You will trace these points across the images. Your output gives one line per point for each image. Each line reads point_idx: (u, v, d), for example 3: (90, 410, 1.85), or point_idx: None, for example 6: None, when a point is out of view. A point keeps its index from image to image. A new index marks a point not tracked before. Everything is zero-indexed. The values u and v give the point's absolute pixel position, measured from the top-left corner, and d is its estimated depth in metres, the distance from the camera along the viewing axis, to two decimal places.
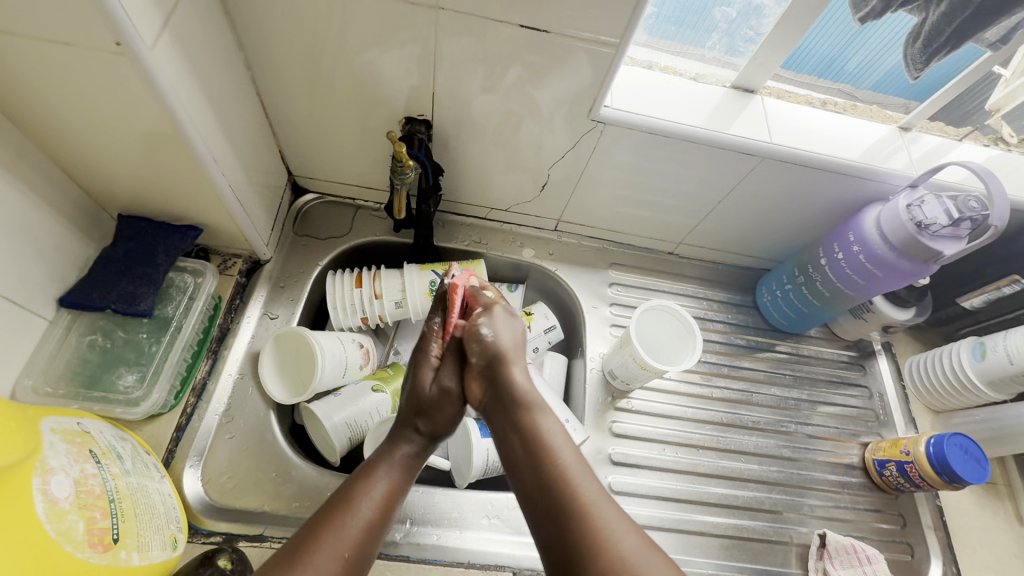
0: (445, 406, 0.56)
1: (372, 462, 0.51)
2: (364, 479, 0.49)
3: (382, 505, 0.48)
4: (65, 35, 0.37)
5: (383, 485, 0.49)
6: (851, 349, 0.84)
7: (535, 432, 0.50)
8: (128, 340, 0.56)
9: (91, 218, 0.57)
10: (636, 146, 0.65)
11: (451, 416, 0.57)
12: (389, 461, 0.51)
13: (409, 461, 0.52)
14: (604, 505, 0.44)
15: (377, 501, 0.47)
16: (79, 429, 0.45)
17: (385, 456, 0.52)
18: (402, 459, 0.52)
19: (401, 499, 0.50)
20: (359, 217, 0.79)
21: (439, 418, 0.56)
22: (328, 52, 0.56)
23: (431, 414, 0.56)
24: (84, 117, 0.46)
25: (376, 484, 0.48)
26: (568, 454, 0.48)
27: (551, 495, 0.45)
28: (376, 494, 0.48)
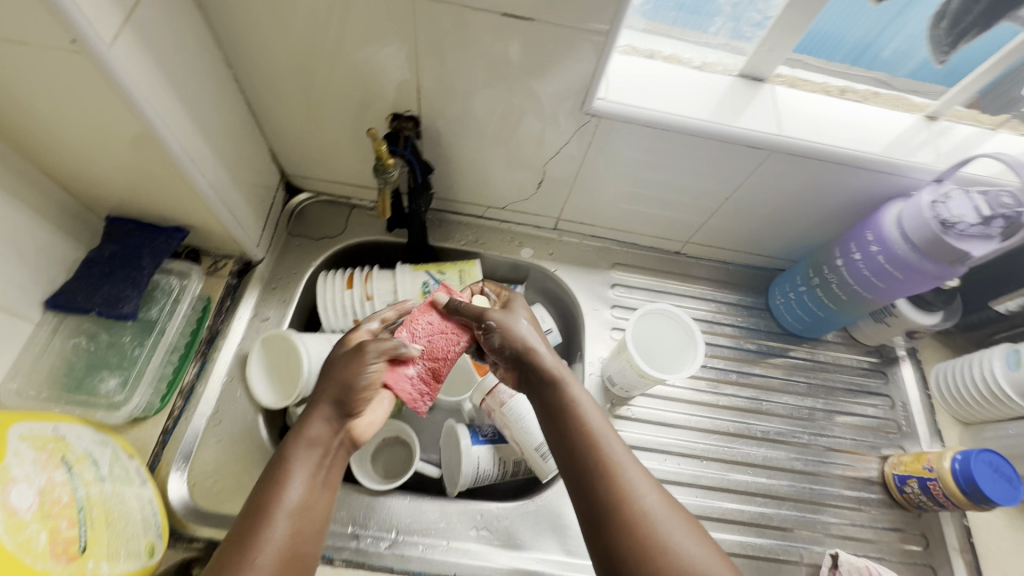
0: (346, 368, 0.50)
1: (280, 458, 0.46)
2: (271, 484, 0.44)
3: (297, 509, 0.44)
4: (20, 35, 0.37)
5: (296, 484, 0.44)
6: (872, 355, 0.79)
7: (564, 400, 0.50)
8: (111, 343, 0.56)
9: (77, 220, 0.57)
10: (635, 141, 0.61)
11: (358, 378, 0.50)
12: (293, 452, 0.46)
13: (311, 442, 0.47)
14: (646, 485, 0.45)
15: (290, 505, 0.44)
16: (53, 434, 0.44)
17: (290, 450, 0.46)
18: (303, 442, 0.47)
19: (320, 492, 0.46)
20: (354, 217, 0.77)
21: (337, 386, 0.50)
22: (308, 47, 0.54)
23: (333, 379, 0.50)
24: (51, 117, 0.45)
25: (286, 485, 0.44)
26: (608, 434, 0.48)
27: (586, 471, 0.46)
28: (287, 498, 0.44)
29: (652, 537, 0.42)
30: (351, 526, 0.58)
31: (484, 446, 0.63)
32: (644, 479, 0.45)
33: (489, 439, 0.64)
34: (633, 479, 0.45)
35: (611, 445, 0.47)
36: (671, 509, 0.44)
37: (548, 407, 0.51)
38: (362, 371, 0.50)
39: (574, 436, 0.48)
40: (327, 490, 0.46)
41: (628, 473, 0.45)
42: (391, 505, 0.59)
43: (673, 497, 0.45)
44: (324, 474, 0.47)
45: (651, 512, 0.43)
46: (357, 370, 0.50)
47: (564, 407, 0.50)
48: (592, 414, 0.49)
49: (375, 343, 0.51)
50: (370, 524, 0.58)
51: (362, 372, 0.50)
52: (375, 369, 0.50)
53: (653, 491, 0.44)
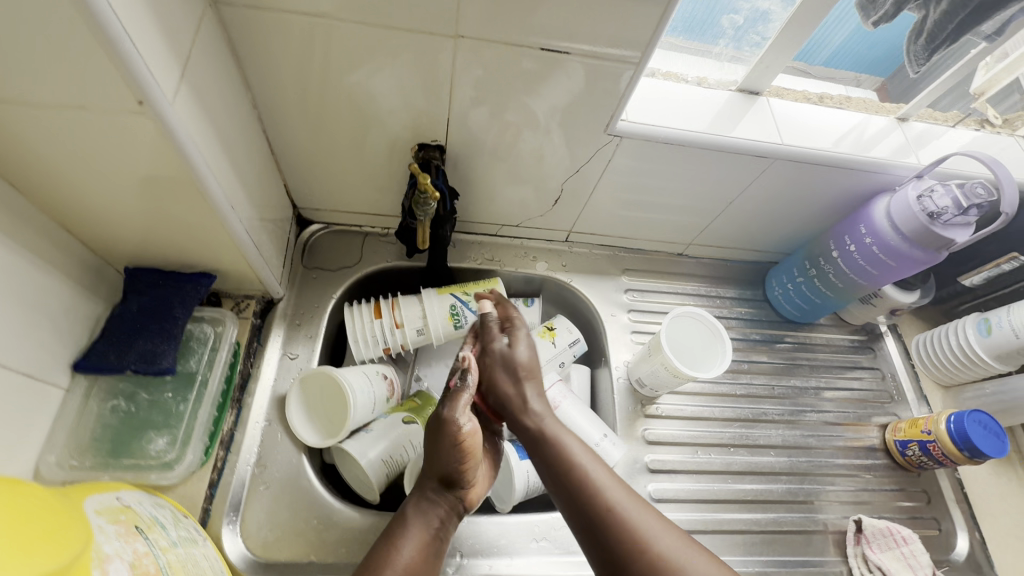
0: (443, 448, 0.52)
1: (398, 522, 0.52)
2: (388, 542, 0.50)
3: (407, 571, 0.48)
4: (81, 98, 0.36)
5: (408, 547, 0.49)
6: (860, 333, 0.86)
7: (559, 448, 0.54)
8: (152, 402, 0.55)
9: (98, 275, 0.55)
10: (649, 156, 0.65)
11: (456, 440, 0.51)
12: (410, 518, 0.52)
13: (423, 512, 0.53)
14: (656, 526, 0.48)
15: (405, 561, 0.48)
16: (120, 505, 0.43)
17: (407, 515, 0.52)
18: (417, 512, 0.53)
19: (431, 556, 0.51)
20: (368, 244, 0.77)
21: (438, 457, 0.53)
22: (340, 84, 0.55)
23: (433, 453, 0.53)
24: (86, 173, 0.43)
25: (401, 546, 0.50)
26: (610, 482, 0.51)
27: (602, 525, 0.49)
28: (400, 556, 0.49)
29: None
30: None
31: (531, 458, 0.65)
32: (652, 519, 0.49)
33: None
34: (643, 521, 0.48)
35: (619, 496, 0.50)
36: (684, 546, 0.47)
37: (555, 469, 0.54)
38: (455, 423, 0.52)
39: (583, 494, 0.51)
40: (435, 556, 0.51)
41: (638, 519, 0.48)
42: (451, 529, 0.60)
43: (683, 533, 0.49)
44: (433, 540, 0.52)
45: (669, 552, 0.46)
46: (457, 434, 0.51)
47: (572, 469, 0.53)
48: (597, 470, 0.52)
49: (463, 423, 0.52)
50: None
51: (454, 438, 0.51)
52: (468, 426, 0.52)
53: (666, 530, 0.48)
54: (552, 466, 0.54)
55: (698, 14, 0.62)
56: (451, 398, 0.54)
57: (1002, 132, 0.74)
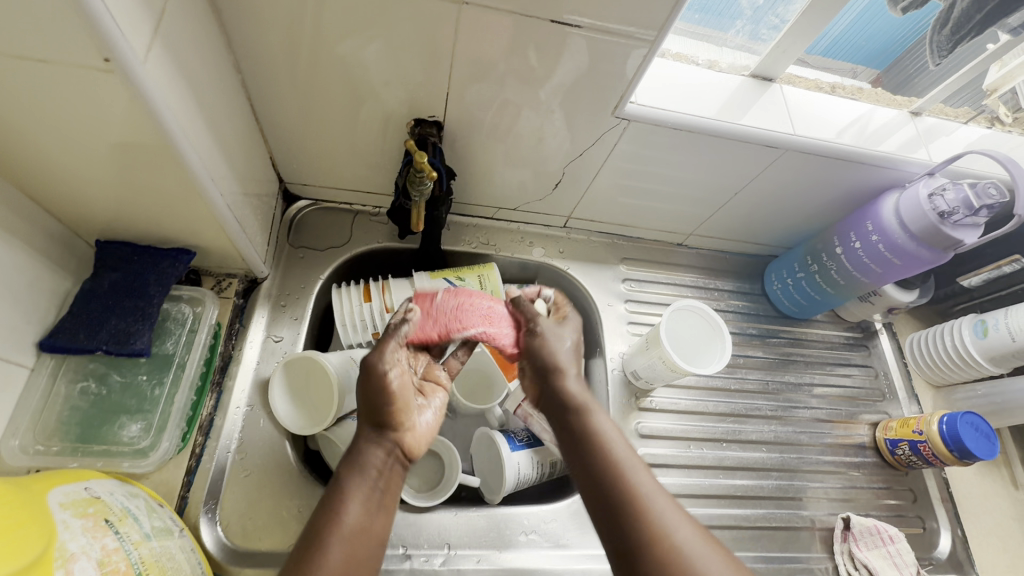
0: (369, 393, 0.50)
1: (335, 487, 0.46)
2: (326, 511, 0.44)
3: (353, 532, 0.43)
4: (40, 52, 0.32)
5: (351, 508, 0.44)
6: (855, 330, 0.86)
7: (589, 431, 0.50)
8: (126, 384, 0.52)
9: (66, 248, 0.51)
10: (657, 142, 0.62)
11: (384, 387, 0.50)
12: (345, 479, 0.46)
13: (361, 467, 0.47)
14: (673, 513, 0.43)
15: (347, 529, 0.43)
16: (89, 496, 0.40)
17: (340, 473, 0.47)
18: (356, 469, 0.47)
19: (379, 512, 0.46)
20: (358, 223, 0.74)
21: (372, 406, 0.49)
22: (332, 53, 0.51)
23: (366, 402, 0.50)
24: (48, 137, 0.40)
25: (342, 509, 0.44)
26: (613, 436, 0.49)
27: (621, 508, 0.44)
28: (344, 523, 0.43)
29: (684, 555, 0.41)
30: (402, 546, 0.57)
31: (523, 450, 0.63)
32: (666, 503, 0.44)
33: (526, 443, 0.64)
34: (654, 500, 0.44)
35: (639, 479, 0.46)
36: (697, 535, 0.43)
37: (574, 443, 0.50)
38: (382, 371, 0.50)
39: (604, 467, 0.47)
40: (385, 510, 0.46)
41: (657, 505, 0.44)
42: (439, 520, 0.59)
43: (699, 521, 0.44)
44: (378, 493, 0.46)
45: (684, 545, 0.41)
46: (376, 372, 0.50)
47: (597, 443, 0.49)
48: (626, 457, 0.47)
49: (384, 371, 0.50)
50: (422, 542, 0.58)
51: (381, 383, 0.49)
52: (394, 375, 0.51)
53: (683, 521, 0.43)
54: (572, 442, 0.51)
55: None
56: (378, 347, 0.51)
57: (1013, 132, 0.71)
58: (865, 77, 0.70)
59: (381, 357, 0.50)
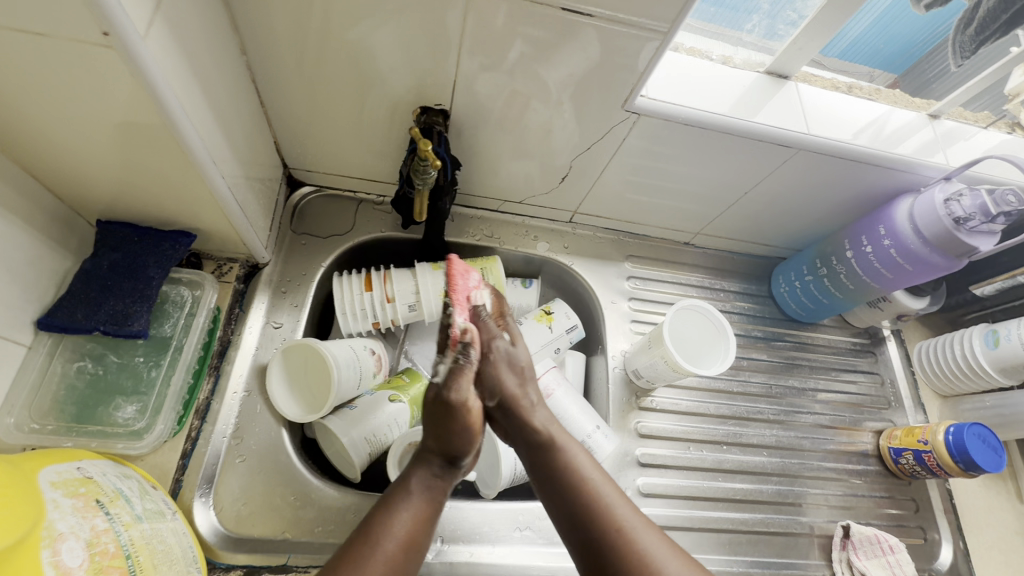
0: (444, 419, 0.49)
1: (398, 486, 0.49)
2: (385, 512, 0.46)
3: (408, 540, 0.45)
4: (37, 24, 0.32)
5: (406, 515, 0.46)
6: (862, 336, 0.84)
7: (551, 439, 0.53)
8: (122, 366, 0.52)
9: (66, 227, 0.51)
10: (668, 138, 0.61)
11: (466, 418, 0.50)
12: (410, 488, 0.49)
13: (427, 484, 0.49)
14: (638, 524, 0.46)
15: (402, 536, 0.45)
16: (81, 476, 0.40)
17: (406, 477, 0.50)
18: (420, 482, 0.49)
19: (431, 526, 0.48)
20: (361, 212, 0.73)
21: (447, 434, 0.50)
22: (338, 37, 0.50)
23: (437, 427, 0.50)
24: (46, 113, 0.39)
25: (399, 515, 0.46)
26: (577, 450, 0.52)
27: (588, 525, 0.47)
28: (399, 529, 0.46)
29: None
30: None
31: None
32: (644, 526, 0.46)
33: None
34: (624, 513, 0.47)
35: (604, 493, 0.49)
36: (664, 545, 0.46)
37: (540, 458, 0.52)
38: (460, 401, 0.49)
39: (574, 494, 0.49)
40: (438, 525, 0.49)
41: (635, 531, 0.46)
42: None
43: (666, 535, 0.47)
44: (435, 512, 0.49)
45: (658, 559, 0.44)
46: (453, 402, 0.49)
47: (569, 475, 0.50)
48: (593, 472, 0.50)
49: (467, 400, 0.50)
50: None
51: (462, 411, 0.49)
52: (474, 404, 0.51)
53: (649, 531, 0.46)
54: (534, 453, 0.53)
55: None
56: (453, 374, 0.50)
57: None
58: (883, 81, 0.69)
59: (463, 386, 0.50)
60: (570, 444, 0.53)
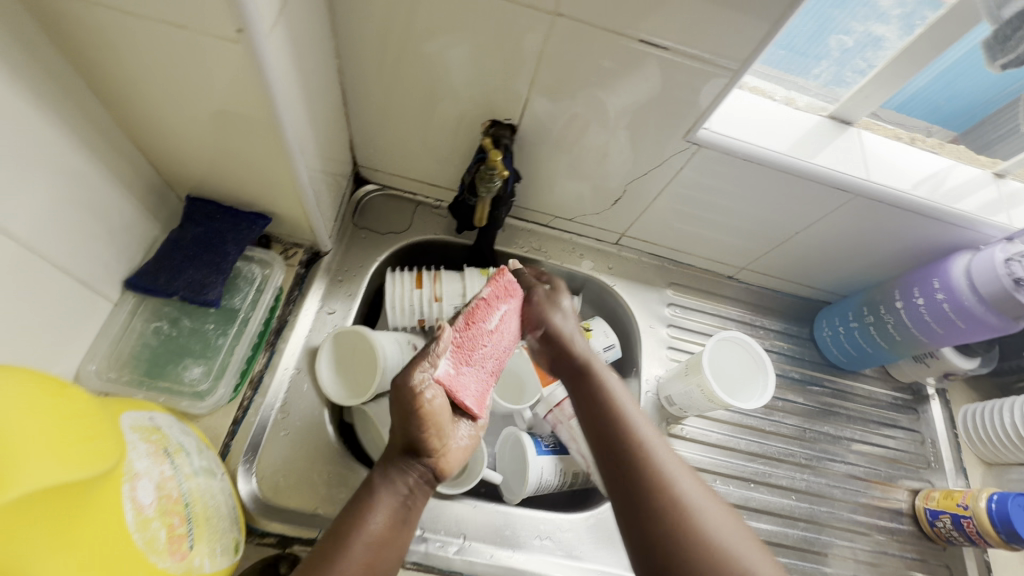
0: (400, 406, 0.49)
1: (365, 488, 0.50)
2: (352, 515, 0.47)
3: (376, 540, 0.46)
4: (183, 18, 0.36)
5: (373, 517, 0.47)
6: (904, 391, 0.82)
7: (597, 377, 0.55)
8: (193, 330, 0.56)
9: (160, 198, 0.55)
10: (725, 171, 0.62)
11: (416, 412, 0.49)
12: (376, 488, 0.49)
13: (390, 481, 0.50)
14: (679, 466, 0.46)
15: (369, 536, 0.46)
16: (153, 425, 0.43)
17: (374, 482, 0.50)
18: (386, 481, 0.50)
19: (401, 526, 0.49)
20: (418, 214, 0.77)
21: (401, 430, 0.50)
22: (425, 51, 0.54)
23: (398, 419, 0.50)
24: (169, 95, 0.44)
25: (366, 517, 0.47)
26: (623, 395, 0.54)
27: (625, 456, 0.48)
28: (366, 530, 0.46)
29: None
30: (420, 528, 0.58)
31: (548, 456, 0.64)
32: (760, 557, 0.41)
33: (552, 449, 0.65)
34: (664, 456, 0.47)
35: (644, 435, 0.49)
36: (704, 492, 0.45)
37: (586, 397, 0.54)
38: (415, 391, 0.48)
39: (614, 429, 0.50)
40: (405, 526, 0.49)
41: (660, 453, 0.47)
42: (459, 510, 0.60)
43: (705, 484, 0.46)
44: (401, 511, 0.49)
45: (688, 496, 0.44)
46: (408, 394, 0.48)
47: (608, 416, 0.51)
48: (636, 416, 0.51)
49: (423, 395, 0.48)
50: (439, 528, 0.59)
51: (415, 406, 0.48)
52: (428, 396, 0.49)
53: (687, 474, 0.46)
54: (582, 394, 0.55)
55: (807, 27, 0.58)
56: (410, 367, 0.49)
57: None
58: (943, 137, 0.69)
59: (417, 376, 0.49)
60: (618, 390, 0.54)
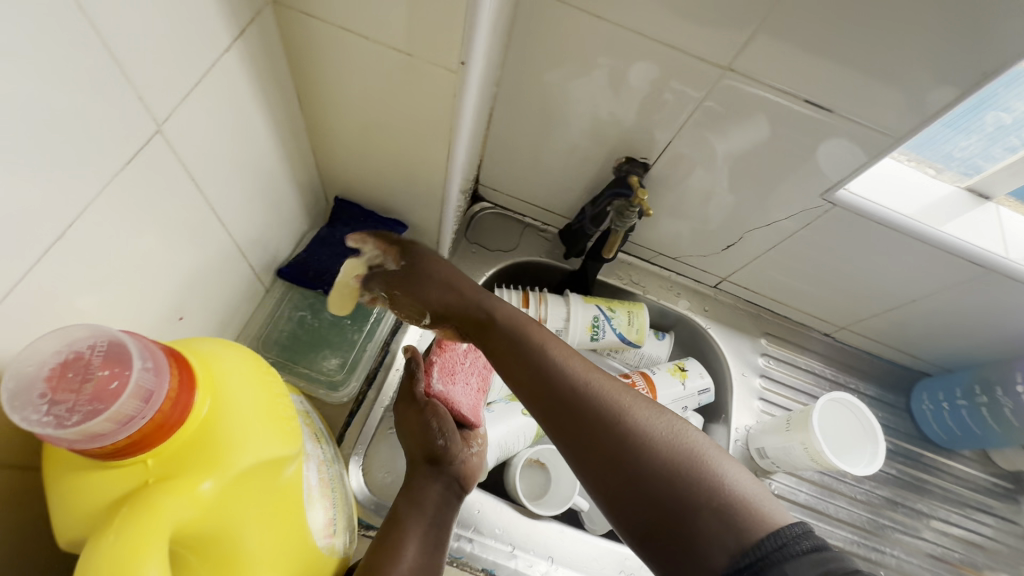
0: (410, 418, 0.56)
1: (395, 519, 0.49)
2: (388, 544, 0.47)
3: (416, 565, 0.46)
4: (413, 47, 0.40)
5: (410, 543, 0.47)
6: (1005, 478, 0.78)
7: (512, 323, 0.46)
8: (333, 323, 0.59)
9: (314, 197, 0.60)
10: (853, 232, 0.62)
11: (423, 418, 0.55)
12: (405, 516, 0.49)
13: (417, 504, 0.50)
14: (619, 396, 0.41)
15: (410, 562, 0.46)
16: (307, 412, 0.46)
17: (401, 513, 0.50)
18: (415, 506, 0.50)
19: (437, 546, 0.48)
20: (526, 235, 0.79)
21: (416, 441, 0.55)
22: (581, 88, 0.57)
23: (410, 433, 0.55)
24: (363, 110, 0.48)
25: (402, 544, 0.47)
26: (555, 345, 0.44)
27: (572, 409, 0.41)
28: (405, 556, 0.46)
29: (809, 550, 0.33)
30: (511, 544, 0.59)
31: None
32: (728, 463, 0.38)
33: None
34: (601, 389, 0.41)
35: (584, 378, 0.42)
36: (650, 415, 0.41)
37: (498, 346, 0.46)
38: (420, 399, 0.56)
39: (522, 367, 0.44)
40: (439, 547, 0.49)
41: (613, 401, 0.41)
42: (548, 532, 0.61)
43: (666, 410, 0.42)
44: (434, 532, 0.49)
45: (660, 437, 0.39)
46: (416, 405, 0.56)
47: (512, 357, 0.45)
48: (572, 364, 0.43)
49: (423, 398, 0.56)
50: (529, 547, 0.59)
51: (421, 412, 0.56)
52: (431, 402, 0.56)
53: (636, 404, 0.41)
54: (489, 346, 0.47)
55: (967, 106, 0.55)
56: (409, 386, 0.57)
57: None
58: None
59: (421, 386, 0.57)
60: (543, 336, 0.45)
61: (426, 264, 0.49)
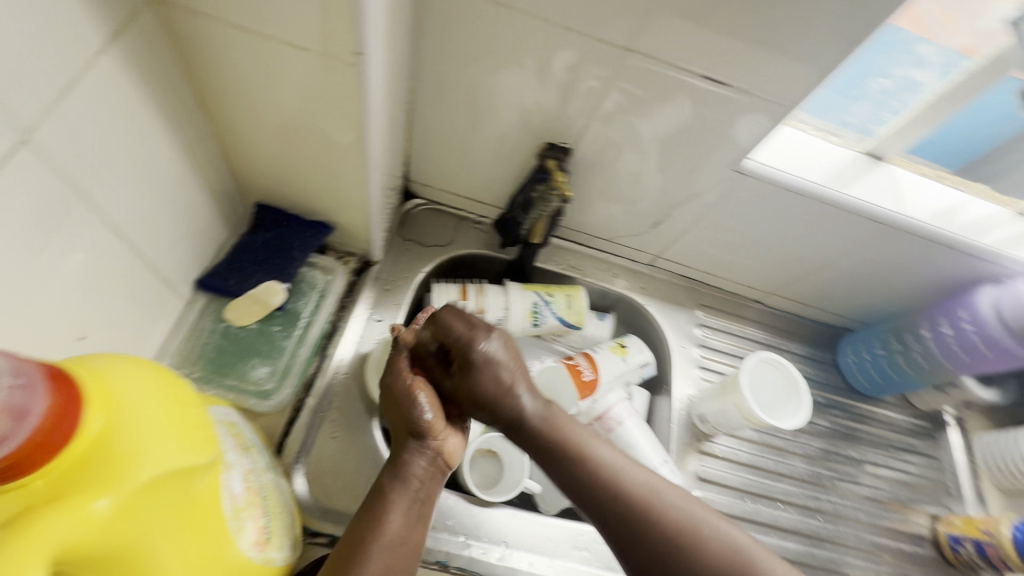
0: (392, 396, 0.51)
1: (378, 490, 0.46)
2: (365, 518, 0.44)
3: (394, 540, 0.43)
4: (304, 41, 0.39)
5: (392, 516, 0.44)
6: (923, 418, 0.85)
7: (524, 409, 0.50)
8: (260, 331, 0.58)
9: (232, 204, 0.58)
10: (764, 201, 0.66)
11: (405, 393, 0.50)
12: (386, 490, 0.46)
13: (401, 479, 0.47)
14: (624, 460, 0.49)
15: (388, 537, 0.43)
16: (235, 420, 0.45)
17: (384, 485, 0.47)
18: (398, 479, 0.47)
19: (421, 523, 0.46)
20: (461, 228, 0.80)
21: (400, 415, 0.50)
22: (494, 77, 0.58)
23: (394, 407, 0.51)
24: (266, 109, 0.46)
25: (383, 517, 0.44)
26: (558, 414, 0.51)
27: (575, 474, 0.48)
28: (384, 531, 0.43)
29: None
30: (463, 534, 0.59)
31: None
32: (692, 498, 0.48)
33: None
34: (599, 451, 0.49)
35: (593, 448, 0.49)
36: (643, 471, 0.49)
37: (508, 422, 0.51)
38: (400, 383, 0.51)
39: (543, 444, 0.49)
40: (422, 522, 0.46)
41: (605, 457, 0.49)
42: (500, 518, 0.61)
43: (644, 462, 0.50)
44: (417, 507, 0.46)
45: (639, 484, 0.47)
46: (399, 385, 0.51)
47: (539, 432, 0.50)
48: (574, 429, 0.50)
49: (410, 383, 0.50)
50: (482, 535, 0.60)
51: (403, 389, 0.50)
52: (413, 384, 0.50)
53: (638, 471, 0.48)
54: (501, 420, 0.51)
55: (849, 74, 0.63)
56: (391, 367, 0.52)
57: None
58: None
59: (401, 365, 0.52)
60: (552, 414, 0.51)
61: (450, 325, 0.52)
